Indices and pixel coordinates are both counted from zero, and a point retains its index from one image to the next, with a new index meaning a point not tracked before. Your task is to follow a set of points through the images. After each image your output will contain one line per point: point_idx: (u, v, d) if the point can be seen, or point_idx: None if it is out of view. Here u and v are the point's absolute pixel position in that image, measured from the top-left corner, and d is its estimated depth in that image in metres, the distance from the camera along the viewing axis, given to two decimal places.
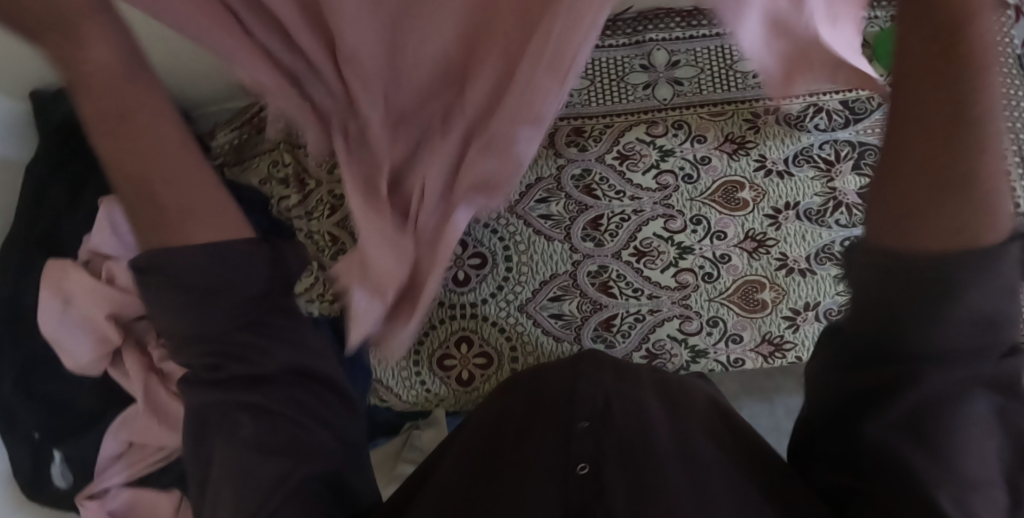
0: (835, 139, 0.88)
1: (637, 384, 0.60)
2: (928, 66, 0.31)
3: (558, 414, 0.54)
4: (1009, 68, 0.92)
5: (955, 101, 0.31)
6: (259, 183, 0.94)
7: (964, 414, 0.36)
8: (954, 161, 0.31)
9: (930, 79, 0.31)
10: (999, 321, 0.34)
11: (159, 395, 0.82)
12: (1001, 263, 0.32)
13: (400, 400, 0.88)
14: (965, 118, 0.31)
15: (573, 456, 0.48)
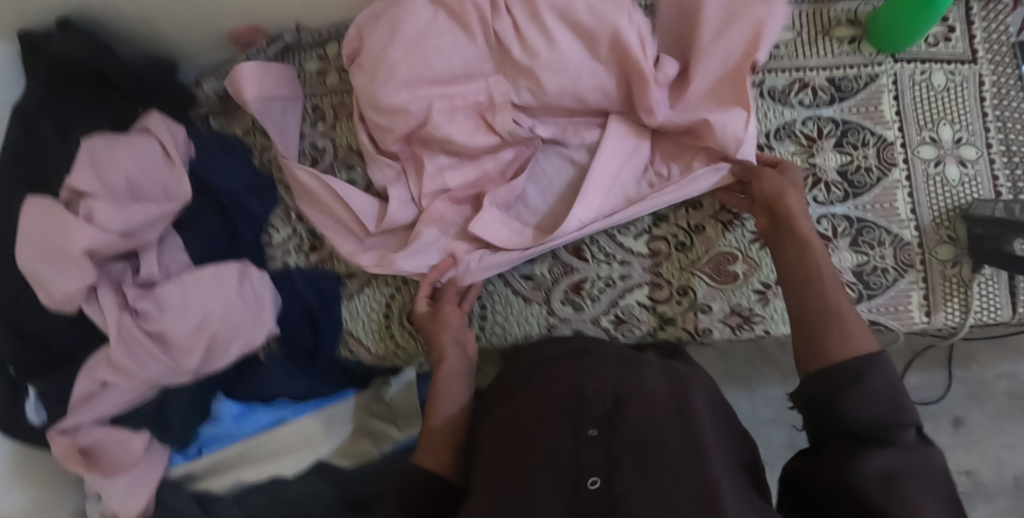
0: (818, 116, 0.89)
1: (641, 368, 0.71)
2: (800, 276, 0.74)
3: (571, 425, 0.62)
4: (998, 57, 0.91)
5: (818, 316, 0.70)
6: (241, 134, 0.95)
7: (872, 410, 0.61)
8: (810, 325, 0.71)
9: (815, 307, 0.71)
10: (849, 343, 0.66)
11: (134, 334, 0.82)
12: (819, 310, 0.71)
13: (369, 354, 0.89)
14: (825, 300, 0.72)
15: (584, 466, 0.57)
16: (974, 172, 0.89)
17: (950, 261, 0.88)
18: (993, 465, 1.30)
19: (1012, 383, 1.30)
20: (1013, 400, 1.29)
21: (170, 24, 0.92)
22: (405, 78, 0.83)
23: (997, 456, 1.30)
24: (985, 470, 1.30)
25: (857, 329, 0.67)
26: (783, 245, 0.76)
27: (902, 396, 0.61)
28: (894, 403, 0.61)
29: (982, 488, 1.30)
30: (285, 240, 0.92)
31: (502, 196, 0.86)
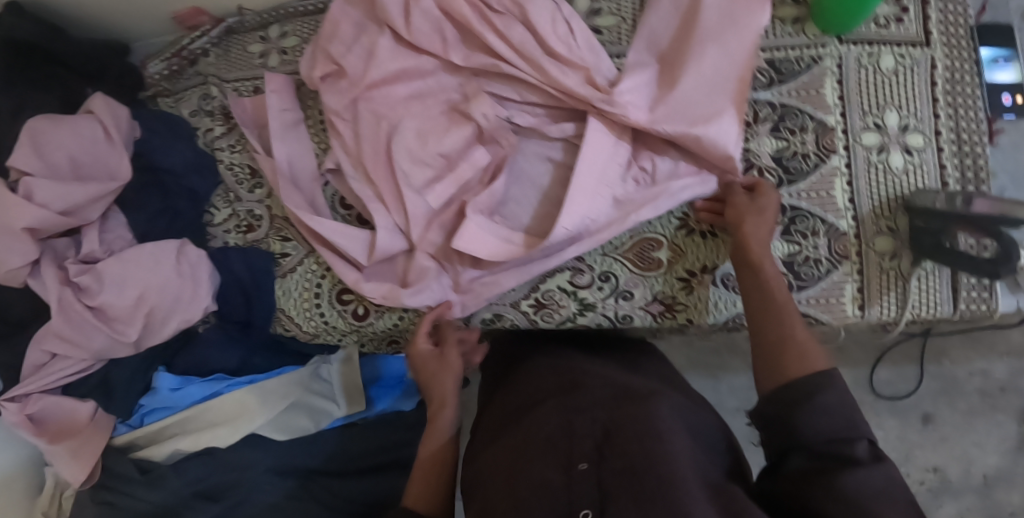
0: (755, 99, 0.87)
1: (648, 390, 0.71)
2: (763, 290, 0.72)
3: (560, 454, 0.63)
4: (954, 40, 0.87)
5: (770, 321, 0.69)
6: (188, 115, 0.98)
7: (824, 421, 0.61)
8: (777, 336, 0.69)
9: (765, 306, 0.71)
10: (804, 356, 0.66)
11: (74, 307, 0.86)
12: (774, 322, 0.70)
13: (301, 330, 0.92)
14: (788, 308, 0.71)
15: (575, 501, 0.58)
16: (919, 161, 0.86)
17: (888, 254, 0.85)
18: (960, 462, 1.30)
19: (985, 381, 1.31)
20: (985, 399, 1.30)
21: (117, 6, 0.94)
22: (388, 57, 0.87)
23: (965, 453, 1.30)
24: (952, 468, 1.30)
25: (806, 340, 0.67)
26: (744, 279, 0.75)
27: (854, 410, 0.62)
28: (844, 418, 0.61)
29: (948, 485, 1.30)
30: (225, 220, 0.95)
31: (484, 203, 0.83)
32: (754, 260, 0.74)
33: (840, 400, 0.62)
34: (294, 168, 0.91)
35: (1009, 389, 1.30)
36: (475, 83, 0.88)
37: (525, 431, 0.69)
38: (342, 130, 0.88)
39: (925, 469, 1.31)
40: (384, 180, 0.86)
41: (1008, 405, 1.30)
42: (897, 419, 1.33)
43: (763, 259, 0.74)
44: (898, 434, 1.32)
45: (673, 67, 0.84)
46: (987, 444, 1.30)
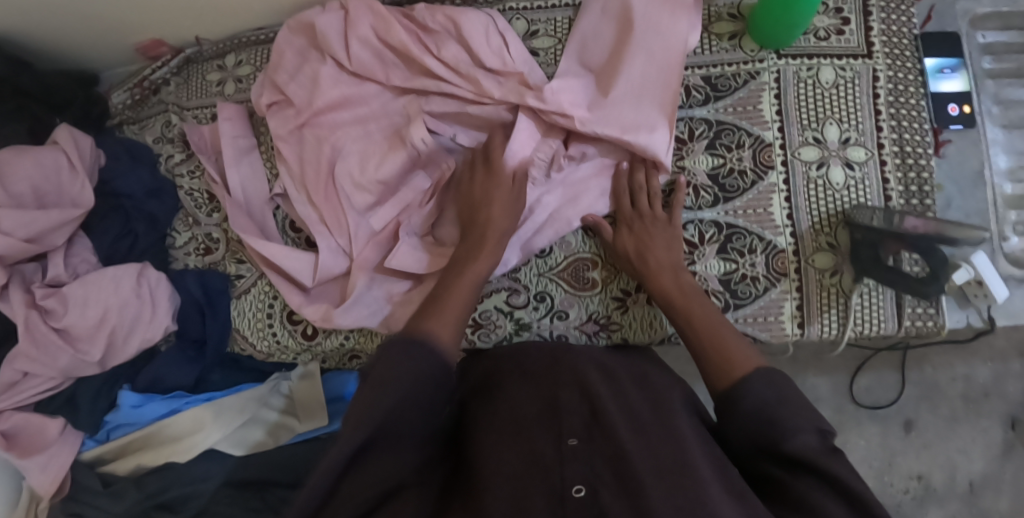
0: (691, 116, 0.87)
1: (616, 379, 0.70)
2: (679, 298, 0.77)
3: (548, 427, 0.62)
4: (896, 50, 0.86)
5: (706, 336, 0.72)
6: (152, 142, 1.02)
7: (791, 414, 0.60)
8: (698, 341, 0.72)
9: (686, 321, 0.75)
10: (733, 354, 0.68)
11: (40, 329, 0.90)
12: (698, 335, 0.73)
13: (255, 350, 0.96)
14: (713, 322, 0.74)
15: (568, 476, 0.57)
16: (861, 174, 0.85)
17: (828, 270, 0.84)
18: (944, 469, 1.21)
19: (968, 386, 1.22)
20: (969, 405, 1.21)
21: (83, 40, 0.99)
22: (331, 75, 0.89)
23: (948, 459, 1.21)
24: (935, 474, 1.21)
25: (737, 346, 0.69)
26: (669, 303, 0.77)
27: (796, 403, 0.61)
28: (777, 409, 0.61)
29: (933, 493, 1.20)
30: (186, 242, 0.99)
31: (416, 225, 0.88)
32: (666, 295, 0.78)
33: (800, 409, 0.60)
34: (247, 193, 0.94)
35: (993, 394, 1.21)
36: (417, 102, 0.89)
37: (499, 407, 0.67)
38: (286, 154, 0.90)
39: (908, 477, 1.21)
40: (327, 203, 0.89)
41: (992, 410, 1.21)
42: (879, 426, 1.23)
43: (677, 291, 0.77)
44: (881, 441, 1.22)
45: (607, 75, 0.87)
46: (971, 450, 1.21)
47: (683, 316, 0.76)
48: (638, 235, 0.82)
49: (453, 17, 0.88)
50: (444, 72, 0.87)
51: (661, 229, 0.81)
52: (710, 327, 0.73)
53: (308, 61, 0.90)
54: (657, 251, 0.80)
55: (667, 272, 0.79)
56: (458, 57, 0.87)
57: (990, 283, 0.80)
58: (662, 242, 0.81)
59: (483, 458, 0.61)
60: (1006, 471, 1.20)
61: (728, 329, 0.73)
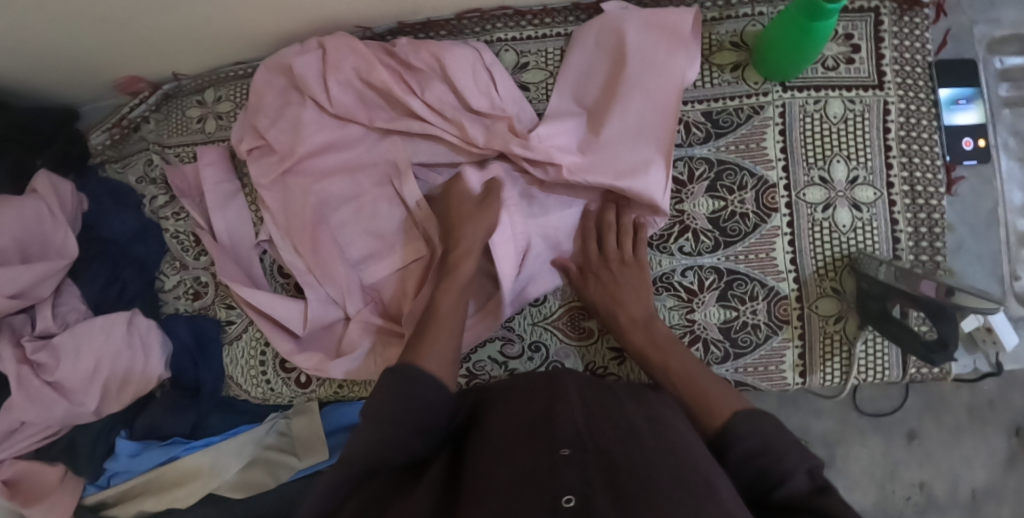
0: (691, 155, 0.83)
1: (612, 395, 0.70)
2: (656, 350, 0.76)
3: (541, 436, 0.61)
4: (909, 80, 0.81)
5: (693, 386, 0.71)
6: (135, 181, 1.00)
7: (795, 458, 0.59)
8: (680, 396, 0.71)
9: (672, 379, 0.74)
10: (709, 406, 0.68)
11: (33, 383, 0.89)
12: (681, 388, 0.72)
13: (249, 395, 0.96)
14: (688, 376, 0.73)
15: (559, 488, 0.54)
16: (869, 215, 0.81)
17: (832, 317, 0.81)
18: (947, 478, 1.11)
19: (973, 395, 1.12)
20: (973, 413, 1.11)
21: (57, 79, 0.96)
22: (313, 117, 0.87)
23: (952, 468, 1.11)
24: (938, 483, 1.11)
25: (715, 392, 0.69)
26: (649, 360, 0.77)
27: (788, 447, 0.60)
28: (764, 456, 0.61)
29: (936, 503, 1.11)
30: (175, 286, 0.97)
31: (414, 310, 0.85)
32: (641, 348, 0.77)
33: (789, 448, 0.60)
34: (233, 236, 0.92)
35: (998, 403, 1.11)
36: (404, 149, 0.87)
37: (496, 425, 0.66)
38: (269, 201, 0.89)
39: (908, 486, 1.12)
40: (313, 253, 0.87)
41: (998, 420, 1.11)
42: (881, 436, 1.13)
43: (650, 344, 0.77)
44: (882, 451, 1.12)
45: (601, 112, 0.82)
46: (974, 459, 1.10)
47: (659, 366, 0.75)
48: (609, 291, 0.81)
49: (438, 55, 0.83)
50: (430, 116, 0.84)
51: (631, 281, 0.80)
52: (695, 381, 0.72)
53: (290, 103, 0.87)
54: (631, 305, 0.79)
55: (639, 326, 0.78)
56: (443, 99, 0.84)
57: (1000, 331, 0.78)
58: (635, 294, 0.80)
59: (478, 477, 0.59)
60: (1010, 482, 1.09)
61: (711, 381, 0.72)
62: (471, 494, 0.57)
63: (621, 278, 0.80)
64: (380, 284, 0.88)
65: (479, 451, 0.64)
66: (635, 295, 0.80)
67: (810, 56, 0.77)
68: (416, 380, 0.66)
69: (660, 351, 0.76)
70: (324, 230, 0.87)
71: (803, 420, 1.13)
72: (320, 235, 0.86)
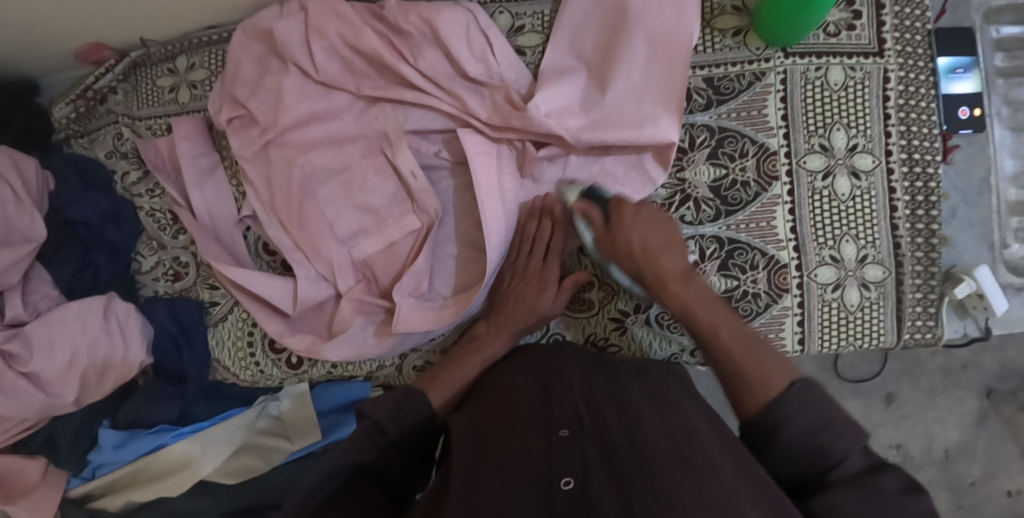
0: (692, 123, 0.82)
1: (616, 372, 0.72)
2: (744, 349, 0.64)
3: (542, 417, 0.62)
4: (909, 47, 0.81)
5: (754, 376, 0.61)
6: (105, 156, 0.95)
7: (813, 418, 0.57)
8: (732, 365, 0.63)
9: (683, 307, 0.68)
10: (751, 385, 0.61)
11: (7, 374, 0.85)
12: (734, 361, 0.63)
13: (237, 378, 0.92)
14: (727, 328, 0.66)
15: (557, 469, 0.54)
16: (867, 184, 0.81)
17: (831, 285, 0.81)
18: (922, 438, 1.13)
19: (947, 358, 1.13)
20: (948, 376, 1.12)
21: (10, 49, 0.89)
22: (297, 84, 0.82)
23: (926, 429, 1.13)
24: (913, 444, 1.13)
25: (770, 361, 0.62)
26: (666, 291, 0.70)
27: (844, 427, 0.56)
28: (821, 434, 0.56)
29: (910, 462, 1.13)
30: (153, 267, 0.92)
31: (410, 283, 0.80)
32: (686, 309, 0.68)
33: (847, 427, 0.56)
34: (213, 215, 0.88)
35: (971, 367, 1.12)
36: (394, 117, 0.82)
37: (494, 407, 0.66)
38: (253, 175, 0.84)
39: (886, 447, 1.14)
40: (301, 229, 0.82)
41: (970, 381, 1.12)
42: (861, 400, 1.14)
43: (693, 300, 0.68)
44: (862, 415, 1.13)
45: (602, 73, 0.80)
46: (948, 419, 1.12)
47: (711, 334, 0.66)
48: (635, 217, 0.72)
49: (428, 18, 0.78)
50: (422, 84, 0.79)
51: (644, 238, 0.71)
52: (753, 350, 0.63)
53: (270, 70, 0.82)
54: (667, 253, 0.71)
55: (683, 278, 0.70)
56: (436, 67, 0.80)
57: (991, 296, 0.81)
58: (664, 246, 0.71)
59: (481, 455, 0.60)
60: (981, 439, 1.11)
61: (767, 358, 0.62)
62: (468, 475, 0.58)
63: (634, 218, 0.72)
64: (375, 265, 0.84)
65: (473, 430, 0.64)
66: (622, 215, 0.73)
67: (809, 26, 0.76)
68: (419, 400, 0.66)
69: (711, 318, 0.67)
70: (311, 204, 0.82)
71: None
72: (309, 211, 0.81)
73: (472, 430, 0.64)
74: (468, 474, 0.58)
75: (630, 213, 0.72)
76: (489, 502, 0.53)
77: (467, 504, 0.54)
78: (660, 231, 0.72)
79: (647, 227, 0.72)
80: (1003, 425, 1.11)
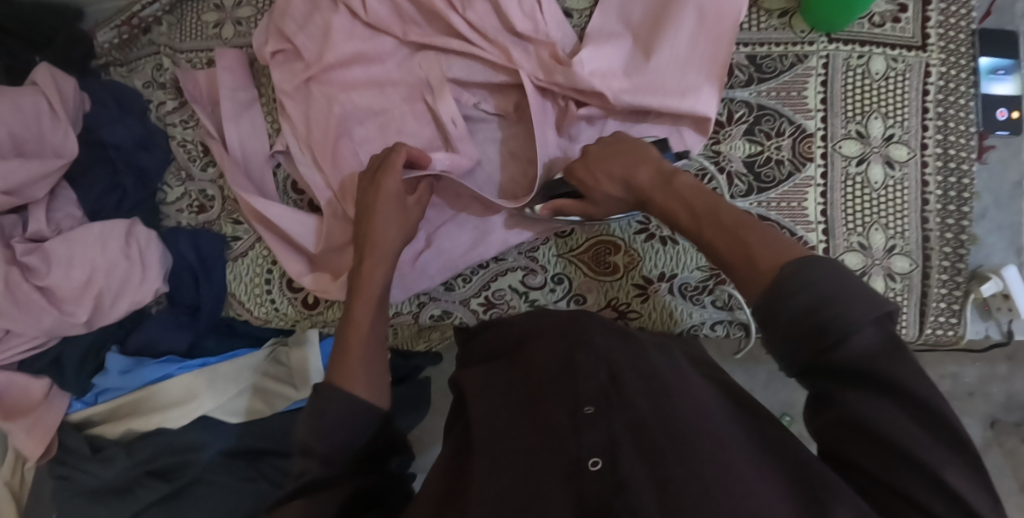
0: (731, 98, 0.82)
1: (635, 338, 0.69)
2: (729, 242, 0.57)
3: (566, 390, 0.59)
4: (952, 45, 0.82)
5: (749, 265, 0.55)
6: (142, 86, 0.95)
7: (806, 293, 0.50)
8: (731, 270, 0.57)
9: (675, 205, 0.63)
10: (745, 271, 0.55)
11: (23, 287, 0.84)
12: (729, 261, 0.57)
13: (252, 316, 0.90)
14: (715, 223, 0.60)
15: (584, 447, 0.53)
16: (901, 174, 0.81)
17: (857, 272, 0.81)
18: None
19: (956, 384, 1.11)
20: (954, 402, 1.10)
21: None
22: (345, 23, 0.82)
23: None
24: None
25: (763, 244, 0.55)
26: (654, 195, 0.65)
27: (849, 297, 0.49)
28: (821, 313, 0.49)
29: None
30: (178, 198, 0.92)
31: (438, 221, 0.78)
32: (668, 216, 0.64)
33: (855, 298, 0.49)
34: (245, 150, 0.88)
35: (977, 395, 1.10)
36: (436, 64, 0.82)
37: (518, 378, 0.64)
38: (291, 109, 0.84)
39: None
40: (332, 166, 0.82)
41: (976, 408, 1.10)
42: None
43: (676, 203, 0.63)
44: None
45: (647, 39, 0.80)
46: None
47: (697, 236, 0.61)
48: (590, 160, 0.70)
49: None
50: (469, 34, 0.80)
51: (615, 167, 0.68)
52: (738, 243, 0.57)
53: (319, 8, 0.83)
54: (643, 167, 0.67)
55: (661, 184, 0.65)
56: (485, 20, 0.80)
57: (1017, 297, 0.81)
58: (636, 160, 0.67)
59: (498, 428, 0.59)
60: None
61: (762, 245, 0.55)
62: (488, 449, 0.57)
63: (595, 154, 0.70)
64: None
65: (492, 403, 0.62)
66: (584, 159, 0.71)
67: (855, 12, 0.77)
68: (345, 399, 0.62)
69: (695, 216, 0.61)
70: (345, 142, 0.82)
71: (791, 396, 1.07)
72: (343, 149, 0.81)
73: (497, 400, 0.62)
74: (491, 450, 0.56)
75: (585, 164, 0.70)
76: (519, 482, 0.53)
77: (496, 483, 0.53)
78: (618, 155, 0.68)
79: (609, 147, 0.70)
80: (1004, 456, 1.09)
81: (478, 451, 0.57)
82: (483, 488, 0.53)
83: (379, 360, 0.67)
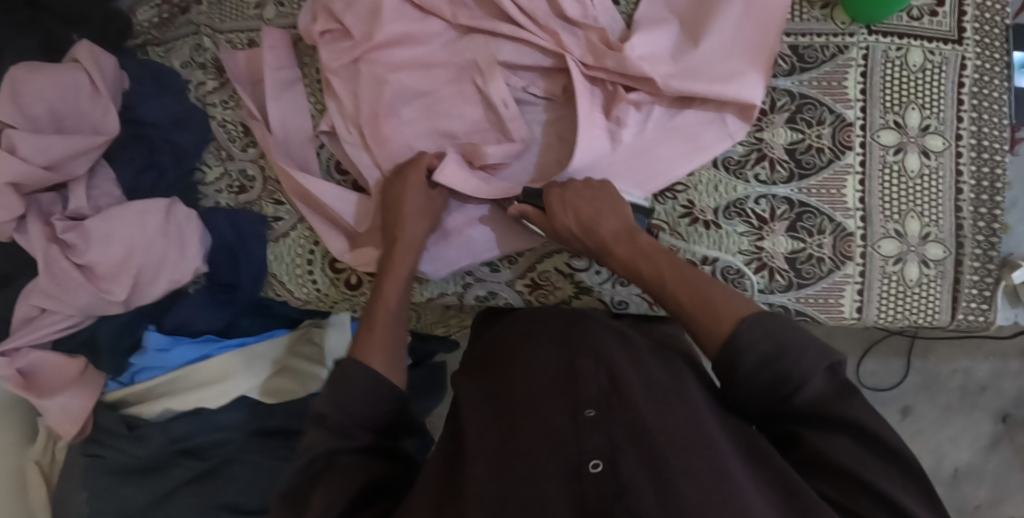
0: (775, 86, 0.84)
1: (635, 344, 0.66)
2: (690, 291, 0.64)
3: (568, 392, 0.57)
4: (987, 39, 0.84)
5: (710, 315, 0.61)
6: (179, 66, 0.96)
7: (762, 343, 0.56)
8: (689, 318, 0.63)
9: (644, 256, 0.69)
10: (706, 318, 0.61)
11: (61, 263, 0.82)
12: (689, 313, 0.63)
13: (291, 296, 0.91)
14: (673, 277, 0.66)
15: (585, 451, 0.51)
16: (936, 164, 0.83)
17: (893, 258, 0.82)
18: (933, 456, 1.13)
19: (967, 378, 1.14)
20: (966, 396, 1.13)
21: None
22: (394, 4, 0.83)
23: (938, 447, 1.13)
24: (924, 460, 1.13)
25: (724, 297, 0.62)
26: (618, 244, 0.71)
27: (801, 346, 0.54)
28: (776, 363, 0.55)
29: None
30: (218, 178, 0.92)
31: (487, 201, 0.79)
32: (630, 266, 0.70)
33: (806, 349, 0.54)
34: (288, 130, 0.88)
35: (988, 389, 1.13)
36: (484, 47, 0.83)
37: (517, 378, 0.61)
38: (339, 88, 0.84)
39: None
40: (379, 147, 0.82)
41: (987, 404, 1.13)
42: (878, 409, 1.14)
43: (638, 256, 0.69)
44: None
45: (694, 27, 0.81)
46: (961, 440, 1.13)
47: (655, 285, 0.67)
48: (566, 193, 0.73)
49: None
50: (519, 18, 0.81)
51: (587, 208, 0.72)
52: (695, 298, 0.63)
53: None
54: (608, 216, 0.72)
55: (625, 239, 0.71)
56: (535, 4, 0.82)
57: None
58: (602, 210, 0.72)
59: (488, 434, 0.56)
60: (991, 462, 1.12)
61: (723, 297, 0.62)
62: (481, 454, 0.54)
63: (569, 192, 0.73)
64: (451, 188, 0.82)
65: (487, 409, 0.59)
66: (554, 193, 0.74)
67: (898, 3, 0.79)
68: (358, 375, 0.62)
69: (655, 265, 0.68)
70: (393, 122, 0.82)
71: None
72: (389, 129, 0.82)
73: (495, 407, 0.59)
74: (494, 457, 0.54)
75: (557, 198, 0.73)
76: (514, 488, 0.50)
77: (496, 489, 0.51)
78: (587, 198, 0.73)
79: (582, 188, 0.74)
80: (1014, 451, 1.11)
81: (471, 461, 0.54)
82: (477, 497, 0.50)
83: (401, 347, 0.70)
